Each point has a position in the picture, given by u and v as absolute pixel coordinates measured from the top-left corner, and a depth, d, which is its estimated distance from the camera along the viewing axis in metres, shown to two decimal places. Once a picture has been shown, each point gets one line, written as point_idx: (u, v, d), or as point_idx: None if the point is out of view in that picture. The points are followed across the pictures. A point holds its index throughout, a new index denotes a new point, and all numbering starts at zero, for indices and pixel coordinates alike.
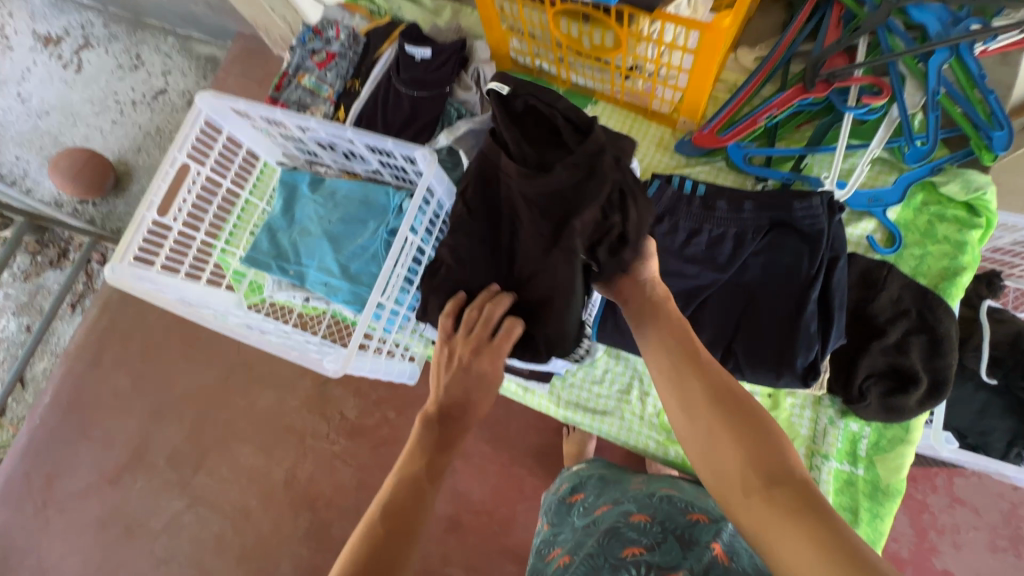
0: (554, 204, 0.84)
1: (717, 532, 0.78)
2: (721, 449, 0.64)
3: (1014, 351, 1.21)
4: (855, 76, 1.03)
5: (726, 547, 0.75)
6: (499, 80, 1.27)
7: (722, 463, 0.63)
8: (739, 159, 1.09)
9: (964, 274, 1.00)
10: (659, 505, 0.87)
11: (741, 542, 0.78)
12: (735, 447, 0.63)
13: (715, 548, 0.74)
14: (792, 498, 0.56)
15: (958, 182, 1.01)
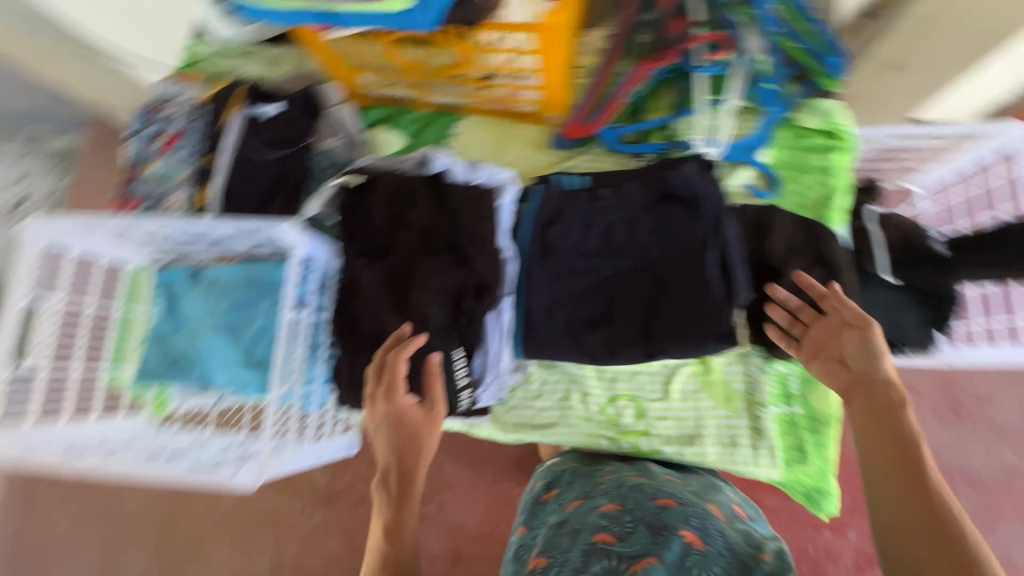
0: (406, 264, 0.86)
1: (686, 517, 0.76)
2: (891, 489, 0.63)
3: (905, 249, 1.29)
4: (696, 36, 1.06)
5: (695, 531, 0.73)
6: (362, 117, 1.22)
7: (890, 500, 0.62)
8: (614, 141, 1.10)
9: (839, 196, 1.06)
10: (625, 494, 0.84)
11: (710, 522, 0.77)
12: (905, 497, 0.61)
13: (685, 535, 0.72)
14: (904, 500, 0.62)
15: (811, 113, 1.07)
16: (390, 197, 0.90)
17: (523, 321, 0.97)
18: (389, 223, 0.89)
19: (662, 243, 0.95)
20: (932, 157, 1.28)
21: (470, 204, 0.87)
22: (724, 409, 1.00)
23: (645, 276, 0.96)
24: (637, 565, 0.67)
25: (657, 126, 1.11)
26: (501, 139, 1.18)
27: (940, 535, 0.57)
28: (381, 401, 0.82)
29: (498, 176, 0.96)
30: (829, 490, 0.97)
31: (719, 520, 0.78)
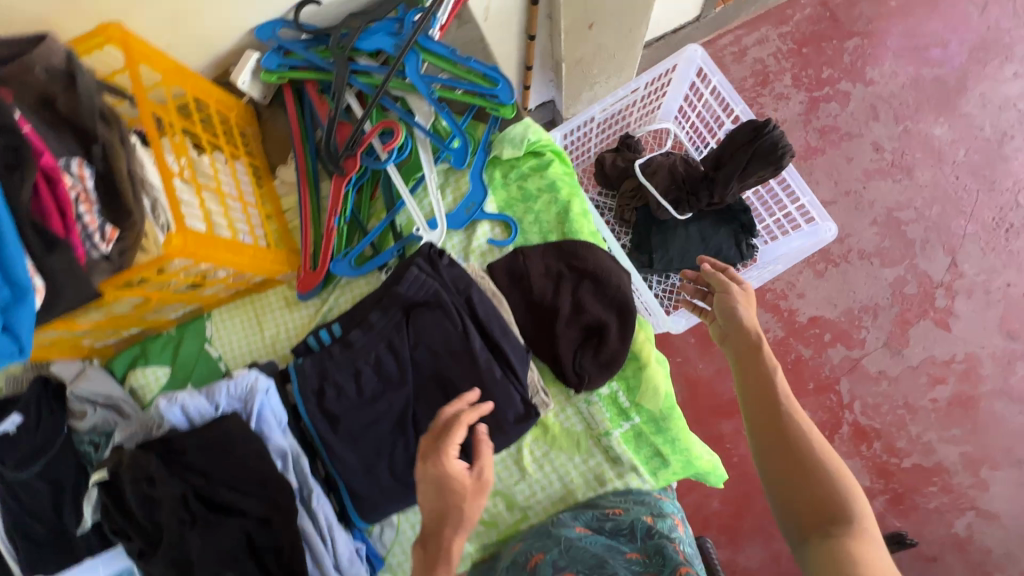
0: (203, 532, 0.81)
1: (552, 561, 0.78)
2: (760, 409, 0.82)
3: (681, 184, 1.32)
4: (365, 133, 1.04)
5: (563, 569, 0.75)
6: (113, 372, 1.12)
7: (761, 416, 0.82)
8: (350, 270, 1.05)
9: (573, 203, 1.05)
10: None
11: (570, 548, 0.79)
12: (770, 416, 0.81)
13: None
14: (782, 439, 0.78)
15: (507, 144, 1.05)
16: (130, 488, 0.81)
17: (350, 497, 0.93)
18: (147, 511, 0.81)
19: (428, 355, 0.94)
20: (655, 95, 1.33)
21: (213, 447, 0.83)
22: (578, 455, 0.98)
23: (433, 390, 0.95)
24: None
25: (384, 230, 1.07)
26: (255, 316, 1.12)
27: (792, 434, 0.77)
28: (440, 453, 0.69)
29: (242, 386, 0.89)
30: (703, 471, 0.98)
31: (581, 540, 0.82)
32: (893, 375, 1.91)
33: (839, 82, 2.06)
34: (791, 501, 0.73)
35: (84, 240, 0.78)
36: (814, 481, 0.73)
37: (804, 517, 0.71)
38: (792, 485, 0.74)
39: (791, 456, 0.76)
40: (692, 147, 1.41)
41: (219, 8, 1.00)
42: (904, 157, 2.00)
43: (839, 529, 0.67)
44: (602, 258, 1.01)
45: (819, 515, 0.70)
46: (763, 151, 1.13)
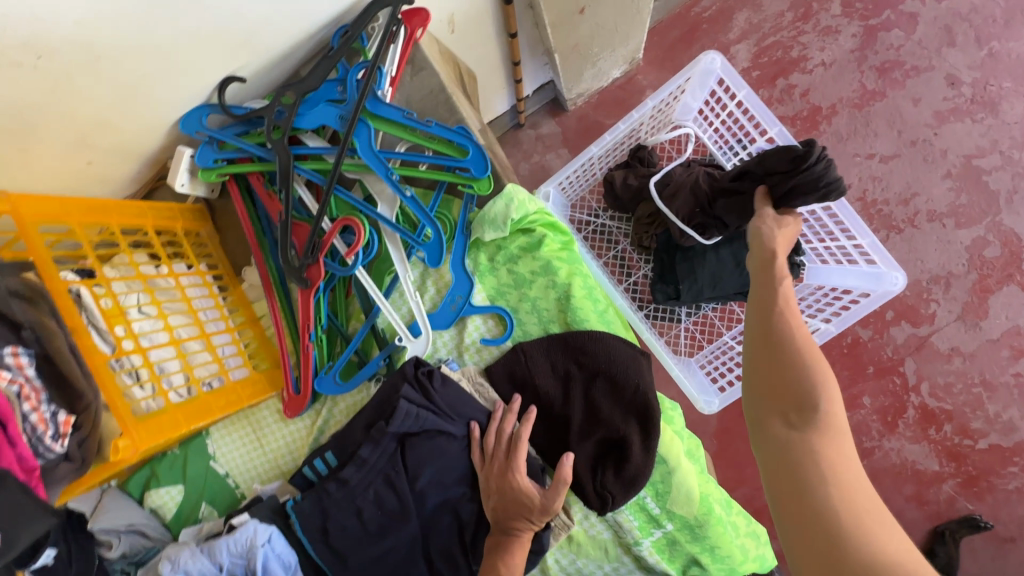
0: None
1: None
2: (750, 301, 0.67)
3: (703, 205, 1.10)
4: (324, 235, 0.90)
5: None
6: (131, 492, 1.12)
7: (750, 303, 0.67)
8: (335, 388, 0.94)
9: (575, 286, 0.89)
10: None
11: None
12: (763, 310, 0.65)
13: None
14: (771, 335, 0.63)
15: (488, 226, 0.88)
16: None
17: None
18: None
19: (430, 487, 0.86)
20: (669, 101, 1.09)
21: None
22: (608, 564, 0.90)
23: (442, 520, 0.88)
24: None
25: (366, 335, 0.96)
26: (253, 431, 1.06)
27: (777, 323, 0.63)
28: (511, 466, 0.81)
29: (242, 542, 0.85)
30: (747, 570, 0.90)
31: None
32: (968, 352, 1.69)
33: (903, 2, 1.68)
34: (768, 396, 0.61)
35: (32, 444, 0.71)
36: (790, 381, 0.60)
37: (769, 405, 0.61)
38: (766, 377, 0.62)
39: (768, 348, 0.62)
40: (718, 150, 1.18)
41: (131, 114, 0.86)
42: (986, 90, 1.65)
43: (807, 427, 0.58)
44: (618, 352, 0.86)
45: (787, 409, 0.59)
46: (802, 190, 0.85)
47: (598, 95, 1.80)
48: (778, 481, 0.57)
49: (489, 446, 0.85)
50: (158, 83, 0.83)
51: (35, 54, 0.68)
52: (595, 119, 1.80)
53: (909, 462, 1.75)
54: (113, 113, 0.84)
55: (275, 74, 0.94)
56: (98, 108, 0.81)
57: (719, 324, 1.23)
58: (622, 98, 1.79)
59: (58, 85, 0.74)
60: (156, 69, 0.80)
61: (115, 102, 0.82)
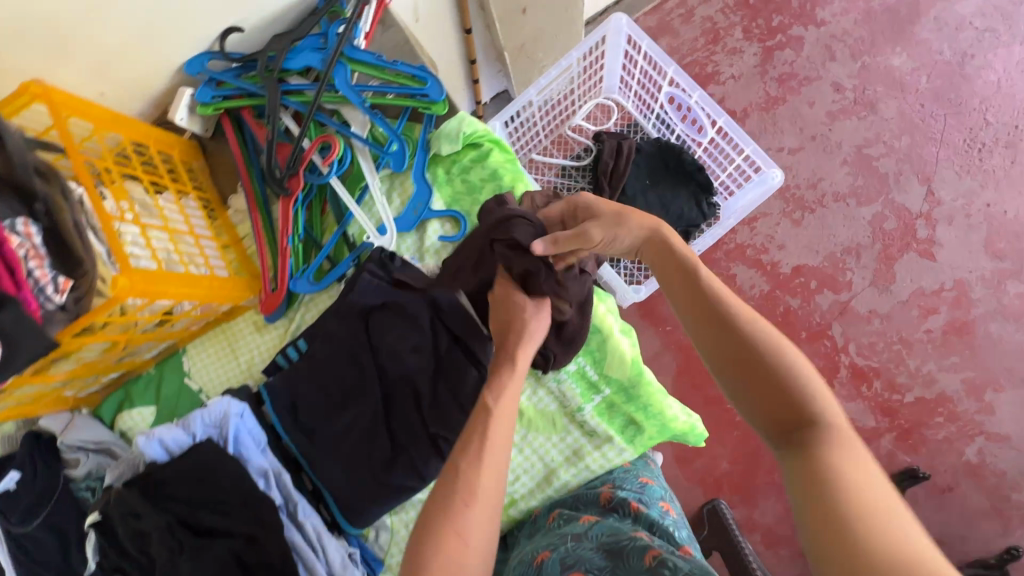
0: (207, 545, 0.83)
1: (558, 559, 0.73)
2: (704, 315, 0.71)
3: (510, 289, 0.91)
4: (304, 151, 1.06)
5: (571, 568, 0.69)
6: (102, 418, 1.16)
7: (693, 318, 0.73)
8: (309, 287, 1.06)
9: (518, 188, 1.05)
10: None
11: (575, 542, 0.76)
12: (713, 325, 0.70)
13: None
14: (730, 354, 0.67)
15: (444, 140, 1.06)
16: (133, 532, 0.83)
17: (338, 506, 0.95)
18: (139, 543, 0.84)
19: (393, 359, 0.95)
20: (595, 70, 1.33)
21: (191, 474, 0.86)
22: (555, 435, 1.00)
23: (403, 391, 0.95)
24: None
25: (338, 243, 1.09)
26: (228, 347, 1.14)
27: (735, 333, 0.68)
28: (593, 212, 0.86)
29: (215, 415, 0.91)
30: (681, 434, 0.99)
31: (587, 537, 0.78)
32: (884, 313, 1.90)
33: (791, 28, 2.04)
34: (770, 416, 0.63)
35: (36, 294, 0.81)
36: (793, 404, 0.61)
37: (776, 426, 0.62)
38: (766, 401, 0.63)
39: (746, 366, 0.66)
40: (636, 111, 1.41)
41: (144, 53, 1.03)
42: (865, 93, 1.97)
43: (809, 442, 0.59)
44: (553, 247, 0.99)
45: (787, 425, 0.61)
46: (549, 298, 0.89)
47: None
48: (813, 528, 0.51)
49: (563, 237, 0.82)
50: (172, 25, 1.02)
51: None
52: None
53: (849, 419, 1.88)
54: (131, 45, 1.00)
55: (268, 31, 1.14)
56: (120, 43, 0.99)
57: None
58: None
59: (92, 10, 0.91)
60: (170, 11, 0.99)
61: (135, 35, 0.99)
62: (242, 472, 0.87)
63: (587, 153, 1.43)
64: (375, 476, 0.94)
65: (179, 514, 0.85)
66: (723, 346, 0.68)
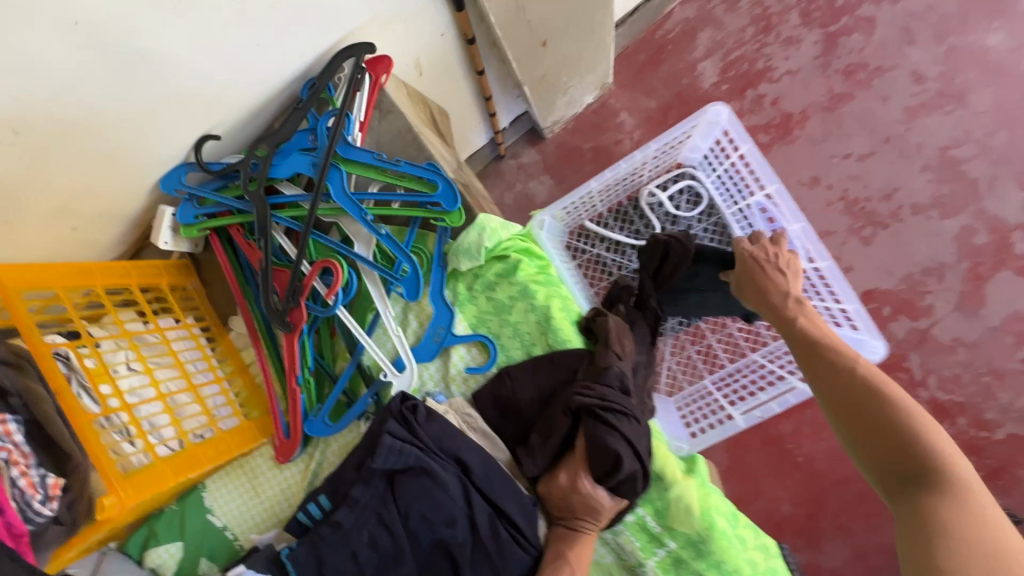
0: None
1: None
2: (805, 356, 0.85)
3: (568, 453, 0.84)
4: (304, 277, 0.92)
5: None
6: (129, 552, 1.10)
7: (816, 373, 0.82)
8: (325, 428, 0.95)
9: (553, 306, 0.90)
10: None
11: None
12: (823, 372, 0.81)
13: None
14: (845, 410, 0.75)
15: (464, 256, 0.90)
16: None
17: None
18: None
19: (425, 525, 0.84)
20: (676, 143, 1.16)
21: None
22: None
23: (439, 560, 0.85)
24: None
25: (352, 375, 0.96)
26: (247, 480, 1.06)
27: (846, 383, 0.77)
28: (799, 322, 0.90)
29: None
30: None
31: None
32: (971, 341, 1.67)
33: (859, 7, 1.73)
34: (895, 469, 0.68)
35: (22, 507, 0.72)
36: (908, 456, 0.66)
37: (889, 482, 0.68)
38: (871, 450, 0.70)
39: (862, 423, 0.72)
40: (718, 191, 1.21)
41: (110, 182, 0.89)
42: (952, 83, 1.67)
43: (922, 490, 0.63)
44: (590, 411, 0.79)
45: (905, 476, 0.66)
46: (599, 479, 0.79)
47: (573, 121, 1.82)
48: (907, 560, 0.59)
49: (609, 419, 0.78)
50: (136, 150, 0.87)
51: (12, 132, 0.71)
52: (573, 143, 1.82)
53: None
54: (94, 178, 0.86)
55: (249, 129, 0.98)
56: (80, 179, 0.85)
57: (722, 355, 1.20)
58: (597, 122, 1.81)
59: (38, 160, 0.77)
60: (130, 138, 0.84)
61: (95, 168, 0.85)
62: None
63: (648, 231, 1.25)
64: None
65: None
66: (841, 398, 0.76)
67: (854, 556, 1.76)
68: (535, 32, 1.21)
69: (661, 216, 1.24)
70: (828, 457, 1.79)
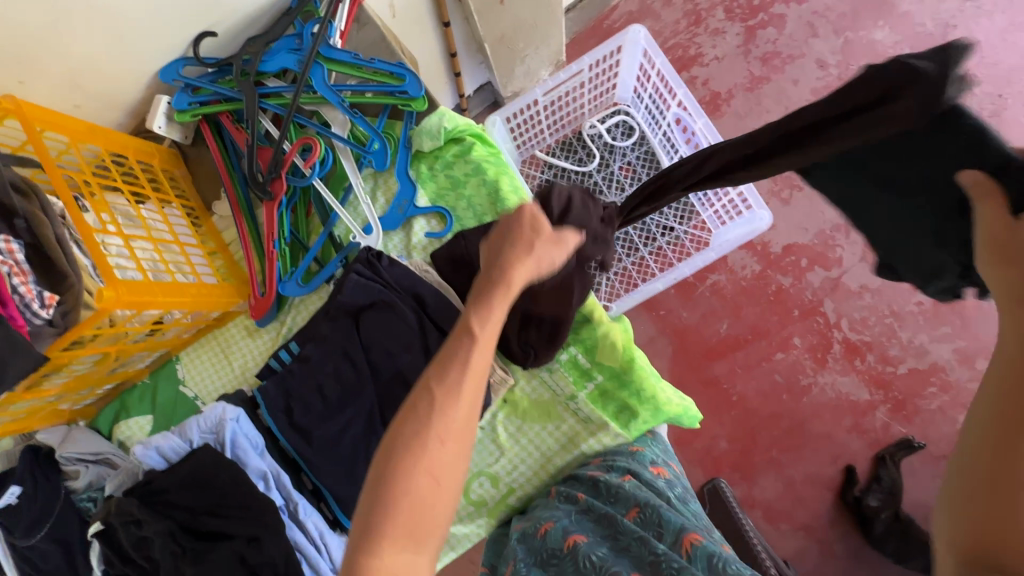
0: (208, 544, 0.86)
1: (559, 530, 0.82)
2: (1004, 377, 0.60)
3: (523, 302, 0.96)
4: (286, 152, 1.05)
5: (571, 534, 0.80)
6: (99, 428, 1.16)
7: (980, 416, 0.61)
8: (298, 288, 1.07)
9: (502, 180, 1.06)
10: (517, 551, 0.85)
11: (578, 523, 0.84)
12: (1004, 428, 0.58)
13: (563, 544, 0.79)
14: (972, 464, 0.59)
15: (426, 137, 1.06)
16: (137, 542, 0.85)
17: (338, 504, 0.96)
18: (142, 549, 0.85)
19: (385, 357, 0.96)
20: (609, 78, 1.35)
21: (190, 482, 0.86)
22: (550, 422, 1.01)
23: (397, 389, 0.96)
24: None
25: (325, 244, 1.09)
26: (221, 351, 1.15)
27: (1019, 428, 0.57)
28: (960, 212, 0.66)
29: (211, 420, 0.92)
30: (674, 415, 1.00)
31: (586, 512, 0.86)
32: (874, 288, 1.92)
33: (773, 6, 2.03)
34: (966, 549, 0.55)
35: (23, 310, 0.81)
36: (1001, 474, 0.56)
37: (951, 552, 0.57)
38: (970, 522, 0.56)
39: (987, 489, 0.56)
40: (648, 124, 1.41)
41: (117, 62, 1.02)
42: (849, 69, 1.96)
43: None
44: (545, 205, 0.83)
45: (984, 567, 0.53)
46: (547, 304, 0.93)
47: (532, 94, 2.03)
48: None
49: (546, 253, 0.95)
50: (143, 31, 1.00)
51: None
52: None
53: (844, 394, 1.91)
54: (104, 54, 0.99)
55: (243, 34, 1.12)
56: (91, 50, 0.97)
57: (651, 263, 1.38)
58: None
59: (58, 19, 0.90)
60: (140, 17, 0.97)
61: (106, 42, 0.97)
62: (243, 475, 0.87)
63: (590, 159, 1.44)
64: None
65: (182, 520, 0.86)
66: (984, 474, 0.57)
67: (785, 489, 1.88)
68: None
69: (600, 144, 1.44)
70: (760, 396, 1.94)
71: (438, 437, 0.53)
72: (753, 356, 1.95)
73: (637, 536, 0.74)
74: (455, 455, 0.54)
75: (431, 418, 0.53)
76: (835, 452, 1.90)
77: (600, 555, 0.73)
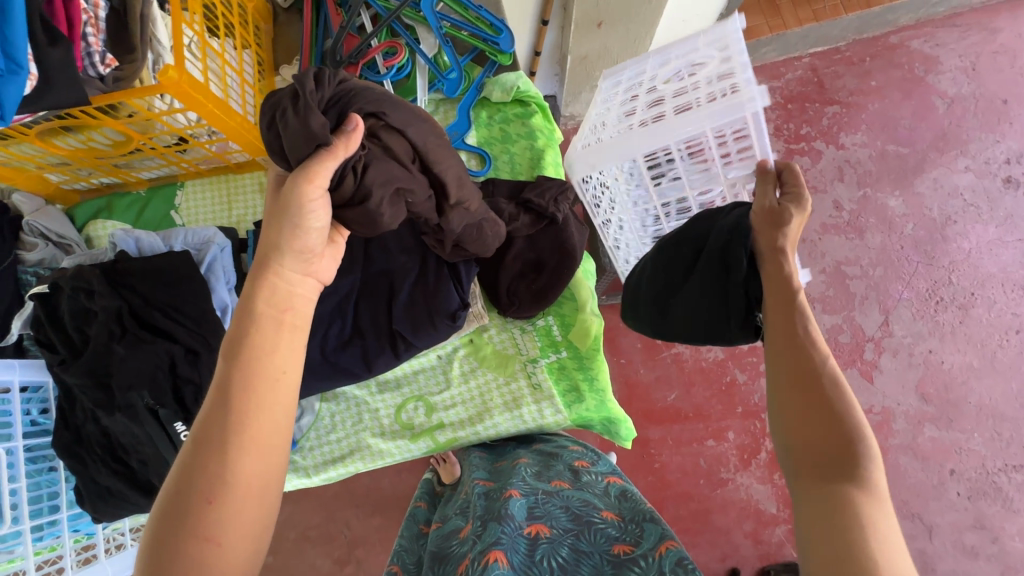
0: (140, 346, 0.85)
1: (526, 505, 0.78)
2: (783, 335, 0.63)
3: (529, 274, 1.03)
4: (371, 47, 1.10)
5: (536, 518, 0.76)
6: (74, 218, 1.15)
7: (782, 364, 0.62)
8: None
9: (547, 152, 1.16)
10: (475, 508, 0.82)
11: (552, 501, 0.79)
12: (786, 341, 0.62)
13: (527, 525, 0.75)
14: (795, 396, 0.59)
15: (498, 88, 1.15)
16: (78, 312, 0.87)
17: None
18: (80, 322, 0.87)
19: (381, 252, 0.98)
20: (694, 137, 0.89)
21: (157, 274, 0.89)
22: (503, 376, 1.04)
23: (380, 287, 0.98)
24: (486, 556, 0.66)
25: None
26: (227, 197, 1.17)
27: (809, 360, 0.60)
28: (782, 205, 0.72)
29: (200, 236, 0.95)
30: (615, 418, 1.05)
31: (561, 495, 0.81)
32: None
33: (815, 141, 2.05)
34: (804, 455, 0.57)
35: (83, 56, 0.81)
36: (814, 391, 0.58)
37: (808, 460, 0.57)
38: (800, 427, 0.58)
39: (808, 399, 0.58)
40: None
41: None
42: (859, 219, 1.99)
43: (846, 478, 0.53)
44: (367, 94, 0.65)
45: (823, 461, 0.55)
46: (559, 266, 1.01)
47: None
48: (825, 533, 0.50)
49: (535, 225, 1.01)
50: None
51: None
52: None
53: (753, 500, 1.77)
54: None
55: None
56: None
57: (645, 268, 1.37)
58: None
59: None
60: None
61: None
62: (205, 292, 0.89)
63: None
64: (333, 349, 0.97)
65: (133, 305, 0.88)
66: (791, 380, 0.60)
67: None
68: (597, 19, 1.51)
69: None
70: (679, 472, 1.80)
71: (203, 495, 0.52)
72: (686, 434, 1.83)
73: (610, 560, 0.69)
74: (252, 480, 0.54)
75: (220, 466, 0.52)
76: (726, 551, 1.74)
77: (561, 558, 0.70)
